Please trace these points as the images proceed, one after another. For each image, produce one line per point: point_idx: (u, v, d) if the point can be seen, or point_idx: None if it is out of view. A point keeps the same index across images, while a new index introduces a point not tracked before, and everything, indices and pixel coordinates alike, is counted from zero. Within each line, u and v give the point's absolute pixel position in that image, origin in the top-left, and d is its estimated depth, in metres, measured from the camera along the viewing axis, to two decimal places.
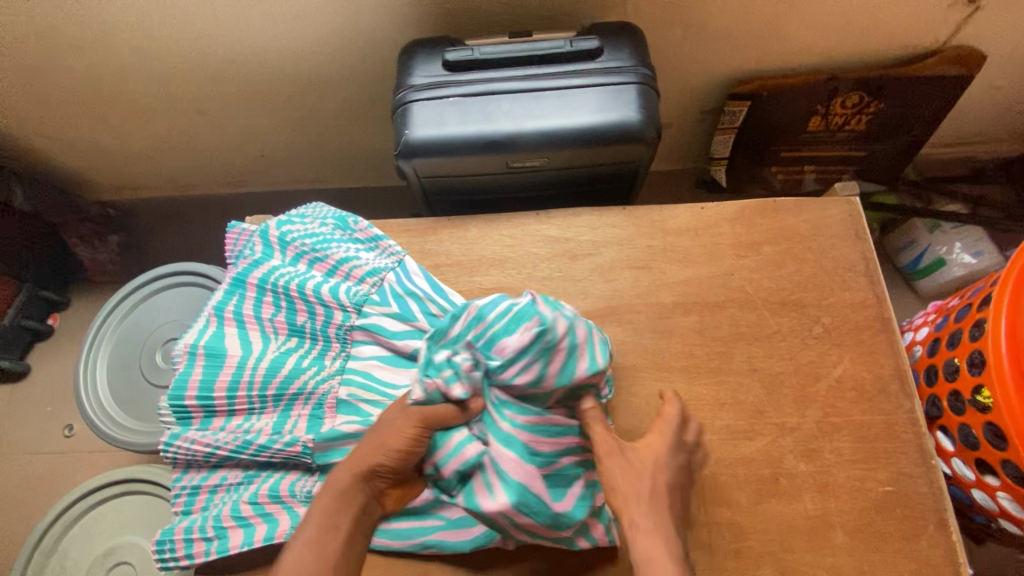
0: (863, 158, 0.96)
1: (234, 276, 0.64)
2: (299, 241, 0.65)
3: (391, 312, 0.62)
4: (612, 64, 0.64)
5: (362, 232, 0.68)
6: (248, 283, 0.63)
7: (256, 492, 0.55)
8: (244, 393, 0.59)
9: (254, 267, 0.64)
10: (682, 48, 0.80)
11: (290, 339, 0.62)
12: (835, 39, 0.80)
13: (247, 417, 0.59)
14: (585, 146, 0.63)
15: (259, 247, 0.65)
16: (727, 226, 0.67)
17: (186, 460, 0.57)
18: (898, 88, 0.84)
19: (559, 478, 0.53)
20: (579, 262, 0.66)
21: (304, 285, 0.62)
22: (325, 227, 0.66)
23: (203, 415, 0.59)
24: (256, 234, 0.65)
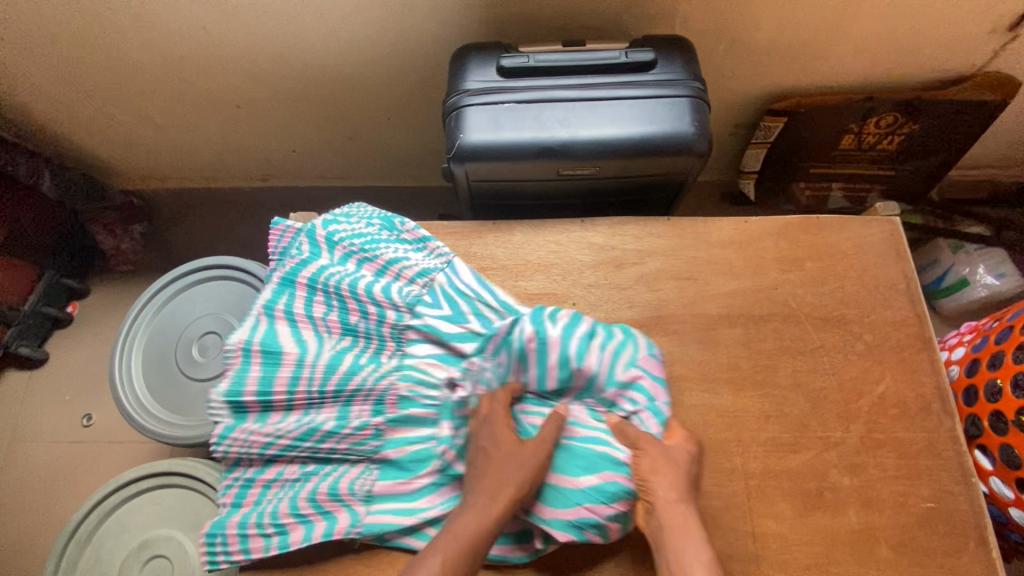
0: (890, 177, 0.97)
1: (282, 276, 0.63)
2: (349, 242, 0.65)
3: (444, 314, 0.62)
4: (665, 76, 0.64)
5: (409, 233, 0.68)
6: (297, 286, 0.63)
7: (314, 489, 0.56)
8: (304, 390, 0.59)
9: (304, 267, 0.64)
10: (725, 62, 0.81)
11: (344, 338, 0.62)
12: (875, 61, 0.81)
13: (306, 412, 0.59)
14: (636, 157, 0.63)
15: (306, 247, 0.65)
16: (772, 240, 0.68)
17: (241, 452, 0.58)
18: (932, 111, 0.85)
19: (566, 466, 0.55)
20: (625, 271, 0.67)
21: (357, 285, 0.62)
22: (372, 228, 0.67)
23: (261, 411, 0.59)
24: (303, 234, 0.66)
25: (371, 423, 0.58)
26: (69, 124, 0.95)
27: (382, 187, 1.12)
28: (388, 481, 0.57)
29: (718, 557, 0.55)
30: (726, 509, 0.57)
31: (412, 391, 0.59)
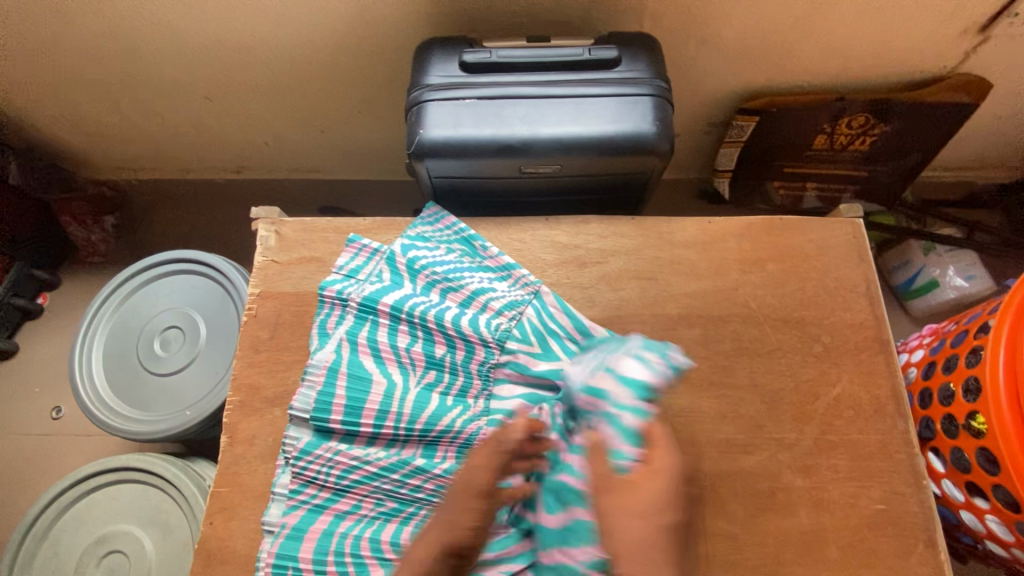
0: (864, 177, 0.97)
1: (363, 300, 0.64)
2: (430, 269, 0.66)
3: (534, 352, 0.64)
4: (628, 74, 0.64)
5: (492, 260, 0.68)
6: (352, 303, 0.64)
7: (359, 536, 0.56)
8: (392, 424, 0.60)
9: (385, 293, 0.64)
10: (696, 61, 0.80)
11: (427, 372, 0.63)
12: (847, 61, 0.81)
13: (389, 447, 0.60)
14: (598, 155, 0.62)
15: (387, 273, 0.66)
16: (734, 240, 0.68)
17: (317, 473, 0.58)
18: (904, 112, 0.85)
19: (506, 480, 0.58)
20: (587, 270, 0.67)
21: (443, 316, 0.64)
22: (453, 254, 0.68)
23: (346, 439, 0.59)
24: (384, 259, 0.67)
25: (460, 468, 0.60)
26: (35, 112, 0.93)
27: (357, 180, 1.11)
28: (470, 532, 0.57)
29: None
30: None
31: None
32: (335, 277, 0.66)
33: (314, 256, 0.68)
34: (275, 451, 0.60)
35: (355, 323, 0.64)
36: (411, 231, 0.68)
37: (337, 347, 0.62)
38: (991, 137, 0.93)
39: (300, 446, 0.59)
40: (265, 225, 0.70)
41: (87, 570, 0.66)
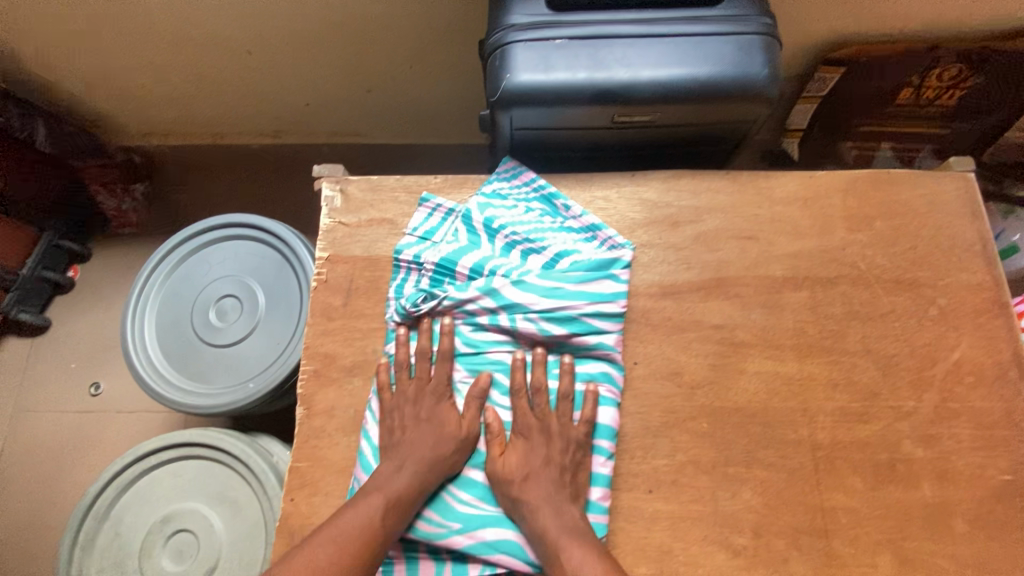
0: (942, 136, 0.90)
1: (439, 262, 0.59)
2: (511, 230, 0.61)
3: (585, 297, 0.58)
4: (733, 12, 0.58)
5: (574, 220, 0.63)
6: (427, 267, 0.60)
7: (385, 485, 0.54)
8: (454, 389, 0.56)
9: (463, 255, 0.60)
10: (784, 3, 0.74)
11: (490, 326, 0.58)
12: (946, 4, 0.74)
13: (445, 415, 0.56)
14: (701, 102, 0.57)
15: (463, 235, 0.61)
16: (839, 197, 0.63)
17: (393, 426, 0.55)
18: (999, 64, 0.79)
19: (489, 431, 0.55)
20: (681, 229, 0.62)
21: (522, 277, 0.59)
22: (533, 214, 0.63)
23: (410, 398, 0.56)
24: (459, 219, 0.62)
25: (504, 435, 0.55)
26: (63, 71, 0.87)
27: (400, 144, 1.05)
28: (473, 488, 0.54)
29: (786, 532, 0.52)
30: (792, 482, 0.54)
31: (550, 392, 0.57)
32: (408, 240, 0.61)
33: (385, 216, 0.64)
34: (355, 423, 0.56)
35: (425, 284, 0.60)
36: (487, 188, 0.63)
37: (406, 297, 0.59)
38: None
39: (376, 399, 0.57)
40: (331, 184, 0.65)
41: (152, 550, 0.62)
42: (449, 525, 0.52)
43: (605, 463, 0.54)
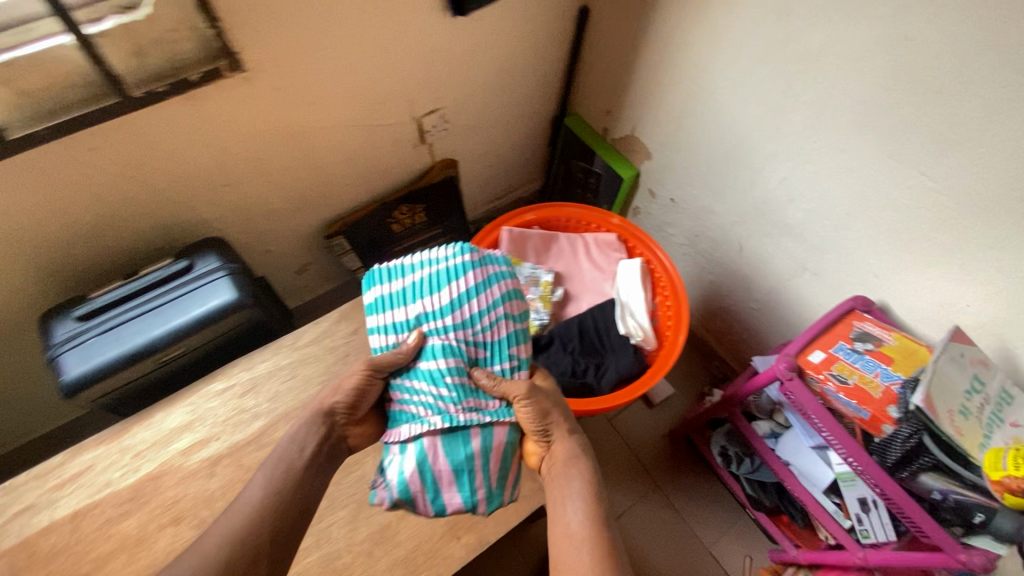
0: (442, 231, 1.46)
1: (467, 264, 0.83)
2: (490, 313, 0.83)
3: (466, 364, 0.81)
4: (202, 270, 0.98)
5: (482, 333, 0.82)
6: (474, 271, 0.83)
7: (420, 312, 0.83)
8: (473, 332, 0.82)
9: (460, 287, 0.83)
10: (274, 226, 1.18)
11: (434, 415, 0.78)
12: (370, 184, 1.27)
13: (466, 326, 0.82)
14: (205, 327, 0.94)
15: (458, 283, 0.83)
16: (336, 328, 1.05)
17: (485, 292, 0.83)
18: (423, 193, 1.35)
19: (479, 410, 0.79)
20: (246, 397, 0.96)
21: (472, 319, 0.82)
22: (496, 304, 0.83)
23: (500, 306, 0.84)
24: (470, 270, 0.83)
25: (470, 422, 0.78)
26: None
27: (73, 421, 1.24)
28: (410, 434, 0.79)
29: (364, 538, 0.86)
30: (360, 505, 0.89)
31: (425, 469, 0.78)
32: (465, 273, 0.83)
33: (27, 504, 0.87)
34: None
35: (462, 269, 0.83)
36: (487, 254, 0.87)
37: (459, 254, 0.85)
38: (485, 174, 1.52)
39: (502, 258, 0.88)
40: None
41: None
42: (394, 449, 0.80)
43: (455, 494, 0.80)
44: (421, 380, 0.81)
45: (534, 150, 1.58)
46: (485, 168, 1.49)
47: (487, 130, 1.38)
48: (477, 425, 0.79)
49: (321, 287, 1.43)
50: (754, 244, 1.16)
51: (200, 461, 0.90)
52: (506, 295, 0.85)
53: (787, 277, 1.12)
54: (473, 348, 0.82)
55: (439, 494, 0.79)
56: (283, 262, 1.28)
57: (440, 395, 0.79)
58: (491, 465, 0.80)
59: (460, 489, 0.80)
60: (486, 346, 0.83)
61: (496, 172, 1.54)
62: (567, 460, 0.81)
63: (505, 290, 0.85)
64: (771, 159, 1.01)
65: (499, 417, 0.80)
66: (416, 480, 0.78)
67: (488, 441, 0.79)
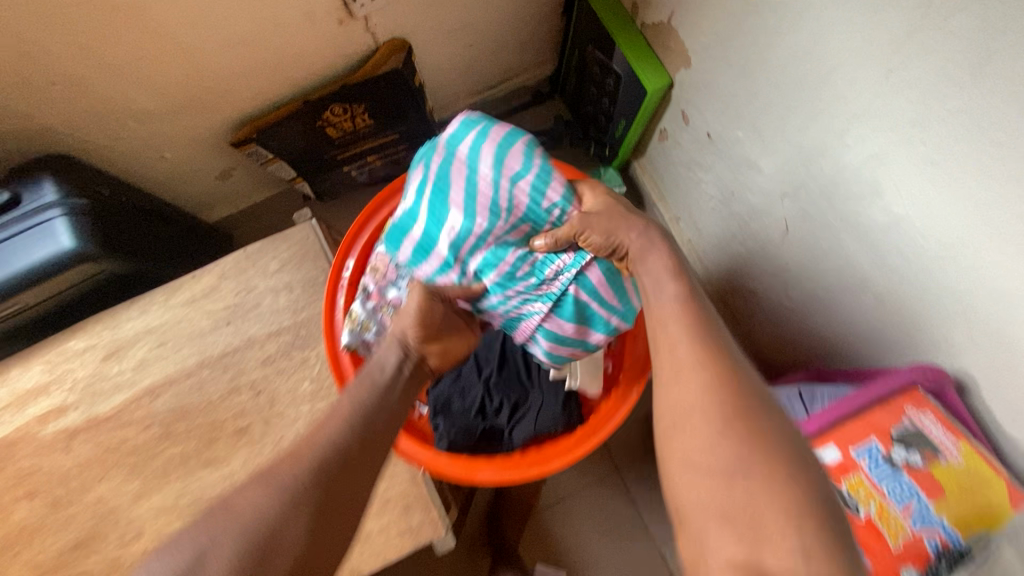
0: (400, 138, 1.13)
1: (460, 157, 0.73)
2: (521, 179, 0.71)
3: (523, 240, 0.74)
4: (30, 207, 0.75)
5: (513, 213, 0.72)
6: (459, 162, 0.73)
7: (447, 232, 0.75)
8: (507, 209, 0.72)
9: (458, 184, 0.73)
10: (157, 128, 0.90)
11: (531, 277, 0.76)
12: (287, 73, 0.92)
13: (490, 221, 0.72)
14: (36, 284, 0.74)
15: (459, 178, 0.73)
16: (218, 285, 0.83)
17: (499, 157, 0.72)
18: (363, 89, 0.98)
19: (550, 263, 0.75)
20: (108, 362, 0.81)
21: (504, 200, 0.71)
22: (522, 163, 0.71)
23: (528, 164, 0.71)
24: (469, 150, 0.73)
25: (547, 288, 0.77)
26: None
27: None
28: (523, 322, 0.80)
29: None
30: None
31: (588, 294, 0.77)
32: (455, 169, 0.73)
33: None
34: None
35: (451, 159, 0.74)
36: (473, 131, 0.73)
37: (449, 147, 0.74)
38: (465, 60, 1.11)
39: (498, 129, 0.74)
40: None
41: None
42: (520, 325, 0.81)
43: (599, 337, 0.80)
44: (485, 270, 0.76)
45: (541, 25, 1.12)
46: (464, 51, 1.08)
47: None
48: (570, 282, 0.76)
49: (257, 195, 1.19)
50: (806, 236, 0.78)
51: (56, 432, 0.79)
52: (529, 154, 0.72)
53: (840, 297, 0.76)
54: (512, 232, 0.73)
55: (597, 311, 0.78)
56: (190, 171, 1.02)
57: (523, 287, 0.77)
58: (605, 281, 0.77)
59: (597, 326, 0.80)
60: (515, 226, 0.73)
61: (483, 54, 1.12)
62: (629, 236, 0.66)
63: (527, 152, 0.72)
64: (863, 122, 0.61)
65: (580, 267, 0.75)
66: (566, 330, 0.79)
67: (589, 283, 0.76)
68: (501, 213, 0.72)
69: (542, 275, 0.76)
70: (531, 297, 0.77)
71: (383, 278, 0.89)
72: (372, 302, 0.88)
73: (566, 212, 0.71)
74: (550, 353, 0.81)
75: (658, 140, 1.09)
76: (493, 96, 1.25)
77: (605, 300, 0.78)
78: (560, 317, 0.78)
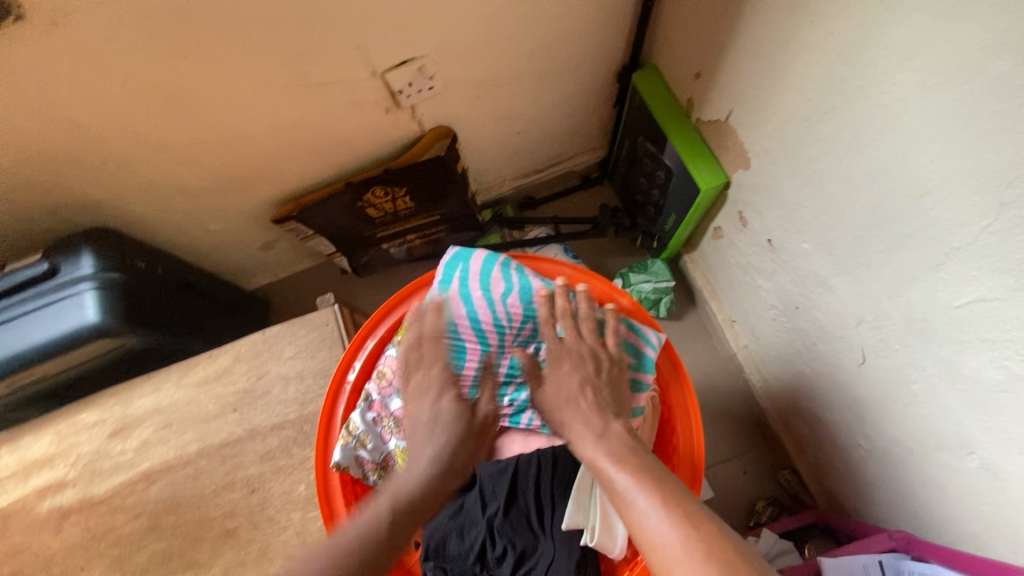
0: (441, 219, 1.10)
1: (455, 290, 0.79)
2: (513, 293, 0.78)
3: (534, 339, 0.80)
4: (67, 276, 0.77)
5: (519, 322, 0.79)
6: (454, 295, 0.79)
7: (465, 359, 0.78)
8: (512, 317, 0.78)
9: (459, 315, 0.79)
10: (204, 204, 0.92)
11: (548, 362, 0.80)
12: (333, 159, 0.93)
13: (502, 332, 0.79)
14: (59, 354, 0.75)
15: (460, 310, 0.79)
16: (232, 367, 0.81)
17: (488, 278, 0.79)
18: (406, 174, 0.96)
19: None
20: (113, 438, 0.79)
21: (507, 318, 0.79)
22: (513, 281, 0.79)
23: (517, 275, 0.79)
24: (462, 282, 0.80)
25: None
26: None
27: None
28: None
29: None
30: None
31: None
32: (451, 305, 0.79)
33: None
34: None
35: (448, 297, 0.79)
36: (454, 265, 0.81)
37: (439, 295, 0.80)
38: (513, 146, 1.09)
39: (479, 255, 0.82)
40: None
41: None
42: None
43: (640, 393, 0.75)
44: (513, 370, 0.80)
45: (591, 114, 1.09)
46: (512, 139, 1.06)
47: (508, 88, 0.93)
48: None
49: (295, 266, 1.19)
50: (888, 372, 0.65)
51: (50, 509, 0.76)
52: (515, 267, 0.80)
53: (936, 452, 0.62)
54: (524, 331, 0.79)
55: None
56: (232, 242, 1.03)
57: None
58: None
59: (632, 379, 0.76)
60: (525, 325, 0.79)
61: (531, 142, 1.10)
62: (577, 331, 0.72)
63: (513, 271, 0.79)
64: (966, 257, 0.51)
65: None
66: None
67: None
68: (510, 317, 0.78)
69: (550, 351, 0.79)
70: None
71: (387, 386, 0.80)
72: (372, 413, 0.80)
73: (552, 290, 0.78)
74: None
75: (711, 237, 1.00)
76: (540, 180, 1.22)
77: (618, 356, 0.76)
78: None
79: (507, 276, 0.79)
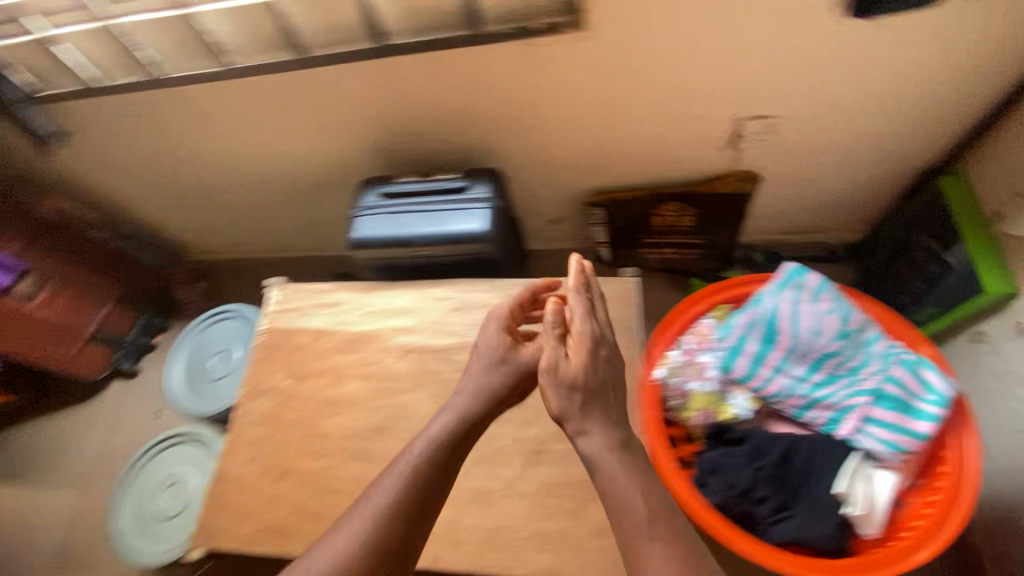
0: (704, 245, 1.30)
1: (789, 292, 0.94)
2: (837, 311, 0.92)
3: (841, 355, 0.92)
4: (473, 195, 1.09)
5: (835, 335, 0.92)
6: (786, 296, 0.94)
7: (776, 346, 0.93)
8: (831, 329, 0.92)
9: (787, 312, 0.93)
10: (548, 177, 1.21)
11: (846, 377, 0.92)
12: (655, 170, 1.18)
13: (816, 338, 0.92)
14: (454, 244, 1.07)
15: (788, 310, 0.93)
16: (548, 294, 1.06)
17: (819, 292, 0.94)
18: (704, 200, 1.18)
19: (857, 362, 0.92)
20: (453, 313, 1.09)
21: (826, 329, 0.92)
22: (840, 302, 0.93)
23: (843, 299, 0.93)
24: (796, 288, 0.94)
25: (862, 382, 0.90)
26: (169, 222, 1.55)
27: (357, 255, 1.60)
28: (845, 426, 0.89)
29: (468, 488, 0.91)
30: (480, 461, 0.93)
31: (903, 394, 0.87)
32: (784, 302, 0.94)
33: (298, 305, 1.16)
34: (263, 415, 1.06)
35: (779, 295, 0.95)
36: (792, 273, 0.95)
37: (773, 290, 0.95)
38: (789, 205, 1.25)
39: (813, 274, 0.95)
40: (277, 289, 1.19)
41: (160, 491, 1.12)
42: (856, 437, 0.88)
43: (932, 427, 0.85)
44: (812, 373, 0.93)
45: (872, 199, 1.21)
46: (793, 199, 1.23)
47: (821, 156, 1.11)
48: (880, 375, 0.89)
49: (563, 244, 1.45)
50: None
51: (399, 344, 1.08)
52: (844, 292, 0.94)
53: None
54: (835, 345, 0.92)
55: (915, 405, 0.86)
56: (541, 209, 1.32)
57: (837, 388, 0.92)
58: (915, 378, 0.87)
59: (928, 415, 0.85)
60: (840, 341, 0.92)
61: (805, 208, 1.26)
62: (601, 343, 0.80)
63: (840, 294, 0.94)
64: None
65: (891, 365, 0.89)
66: (900, 425, 0.86)
67: (903, 374, 0.87)
68: (829, 329, 0.92)
69: (851, 369, 0.92)
70: (842, 391, 0.91)
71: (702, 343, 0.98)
72: (684, 357, 0.96)
73: (869, 324, 0.93)
74: (898, 451, 0.85)
75: (969, 340, 1.07)
76: (795, 242, 1.35)
77: (918, 392, 0.87)
78: (880, 409, 0.87)
79: (835, 296, 0.93)
